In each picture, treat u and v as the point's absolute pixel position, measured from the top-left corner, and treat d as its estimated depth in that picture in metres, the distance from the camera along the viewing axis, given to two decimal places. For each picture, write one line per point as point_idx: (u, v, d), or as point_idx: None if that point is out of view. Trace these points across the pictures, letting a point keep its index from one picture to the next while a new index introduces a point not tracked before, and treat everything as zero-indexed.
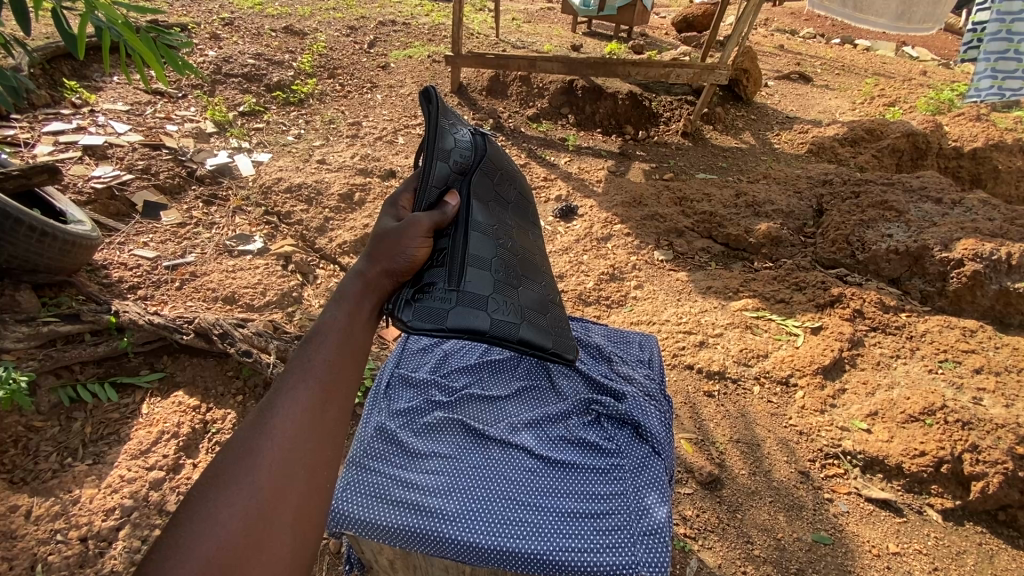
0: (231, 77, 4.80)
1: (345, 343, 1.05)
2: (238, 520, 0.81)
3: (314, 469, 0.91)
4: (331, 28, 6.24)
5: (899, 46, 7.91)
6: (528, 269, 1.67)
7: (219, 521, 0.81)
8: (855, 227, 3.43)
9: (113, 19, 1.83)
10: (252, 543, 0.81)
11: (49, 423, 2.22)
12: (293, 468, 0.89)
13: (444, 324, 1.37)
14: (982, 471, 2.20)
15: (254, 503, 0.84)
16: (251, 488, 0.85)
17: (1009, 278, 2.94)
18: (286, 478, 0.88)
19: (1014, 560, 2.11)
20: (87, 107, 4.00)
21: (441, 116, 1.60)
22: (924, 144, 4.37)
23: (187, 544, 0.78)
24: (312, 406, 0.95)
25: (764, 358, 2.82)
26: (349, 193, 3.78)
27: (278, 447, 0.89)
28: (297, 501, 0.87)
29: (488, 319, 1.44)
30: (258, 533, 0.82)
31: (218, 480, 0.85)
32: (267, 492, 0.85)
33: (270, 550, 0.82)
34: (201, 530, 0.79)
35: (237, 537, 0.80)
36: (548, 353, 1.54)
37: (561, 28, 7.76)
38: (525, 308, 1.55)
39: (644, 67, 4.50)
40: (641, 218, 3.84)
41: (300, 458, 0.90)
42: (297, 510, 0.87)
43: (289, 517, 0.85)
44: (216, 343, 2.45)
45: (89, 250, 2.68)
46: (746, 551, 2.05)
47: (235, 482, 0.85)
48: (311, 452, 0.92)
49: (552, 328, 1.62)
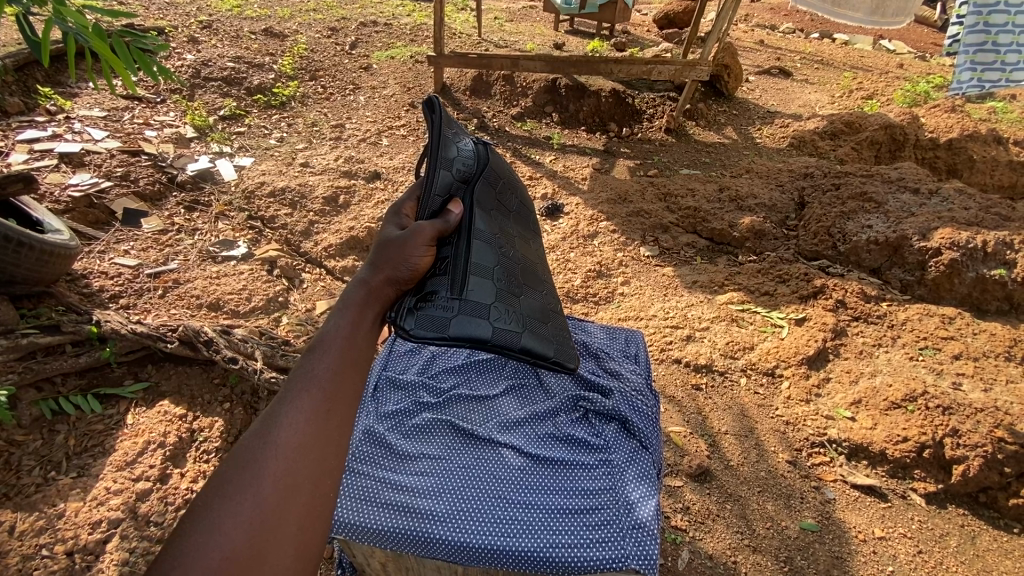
0: (210, 81, 4.73)
1: (348, 353, 1.04)
2: (242, 529, 0.81)
3: (317, 478, 0.90)
4: (310, 29, 6.18)
5: (875, 41, 8.06)
6: (528, 277, 1.67)
7: (225, 531, 0.81)
8: (836, 219, 3.48)
9: (81, 26, 1.78)
10: (256, 555, 0.81)
11: (32, 437, 2.19)
12: (298, 479, 0.88)
13: (446, 333, 1.37)
14: (962, 454, 2.25)
15: (258, 513, 0.83)
16: (254, 499, 0.84)
17: (984, 265, 3.01)
18: (290, 487, 0.87)
19: (995, 541, 2.16)
20: (62, 114, 3.93)
21: (444, 125, 1.62)
22: (901, 135, 4.44)
23: (190, 555, 0.78)
24: (314, 416, 0.94)
25: (749, 350, 2.86)
26: (334, 196, 3.76)
27: (282, 457, 0.89)
28: (301, 511, 0.87)
29: (490, 328, 1.43)
30: (261, 544, 0.82)
31: (220, 492, 0.84)
32: (270, 503, 0.85)
33: (273, 561, 0.82)
34: (205, 541, 0.79)
35: (242, 548, 0.80)
36: (548, 361, 1.53)
37: (543, 26, 7.80)
38: (526, 317, 1.55)
39: (626, 64, 4.50)
40: (627, 215, 3.86)
41: (303, 467, 0.89)
42: (301, 520, 0.86)
43: (293, 529, 0.85)
44: (201, 351, 2.43)
45: (68, 259, 2.63)
46: (737, 541, 2.08)
47: (243, 490, 0.84)
48: (315, 460, 0.91)
49: (555, 337, 1.61)
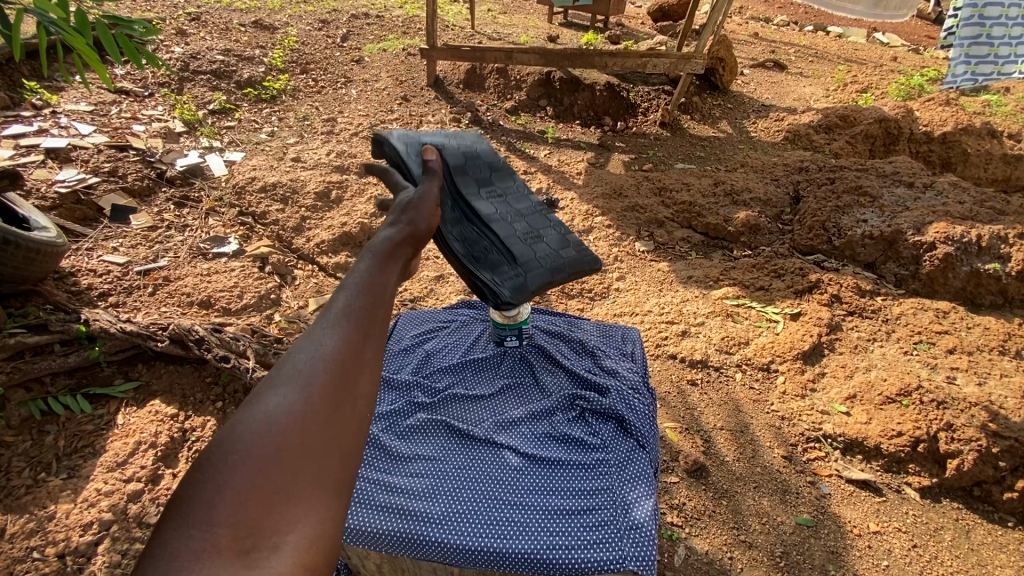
0: (199, 74, 4.66)
1: (381, 284, 1.02)
2: (291, 428, 0.78)
3: (359, 392, 0.87)
4: (301, 22, 6.10)
5: (869, 33, 8.05)
6: (534, 215, 1.84)
7: (273, 427, 0.77)
8: (832, 213, 3.47)
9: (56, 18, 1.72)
10: (305, 453, 0.77)
11: (20, 438, 2.16)
12: (342, 388, 0.85)
13: (529, 289, 1.65)
14: (956, 449, 2.28)
15: (304, 415, 0.80)
16: (300, 399, 0.81)
17: (978, 260, 3.04)
18: (334, 395, 0.84)
19: (989, 534, 2.17)
20: (48, 109, 3.86)
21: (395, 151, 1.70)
22: (896, 129, 4.45)
23: (243, 444, 0.75)
24: (353, 333, 0.91)
25: (744, 345, 2.85)
26: (326, 191, 3.71)
27: (324, 366, 0.86)
28: (346, 418, 0.83)
29: (547, 271, 1.68)
30: (310, 444, 0.78)
31: (265, 394, 0.81)
32: (317, 407, 0.81)
33: (322, 463, 0.78)
34: (254, 435, 0.76)
35: (291, 445, 0.76)
36: (587, 270, 1.76)
37: (537, 18, 7.74)
38: (555, 246, 1.77)
39: (621, 58, 4.46)
40: (622, 209, 3.83)
41: (345, 378, 0.86)
42: (347, 428, 0.83)
43: (336, 445, 0.80)
44: (192, 349, 2.40)
45: (55, 257, 2.58)
46: (733, 537, 2.08)
47: (288, 391, 0.81)
48: (358, 373, 0.88)
49: (576, 244, 1.81)
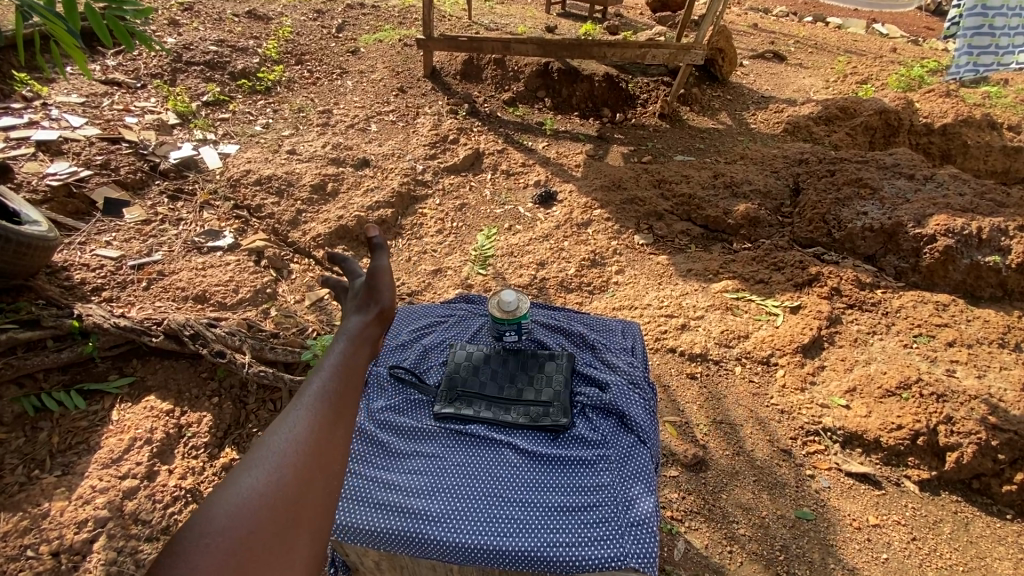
0: (192, 65, 4.59)
1: (340, 382, 1.39)
2: (265, 501, 1.09)
3: (323, 468, 1.21)
4: (296, 12, 6.01)
5: (868, 24, 7.98)
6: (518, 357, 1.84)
7: (251, 500, 1.08)
8: (832, 206, 3.44)
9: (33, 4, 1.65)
10: (279, 519, 1.08)
11: (14, 435, 2.13)
12: (309, 467, 1.19)
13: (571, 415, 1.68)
14: (956, 442, 2.27)
15: (277, 490, 1.12)
16: (272, 477, 1.13)
17: (979, 252, 3.02)
18: (302, 473, 1.17)
19: (987, 527, 2.18)
20: (39, 100, 3.81)
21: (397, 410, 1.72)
22: (896, 121, 4.41)
23: (226, 513, 1.05)
24: (316, 424, 1.26)
25: (743, 338, 2.84)
26: (322, 183, 3.67)
27: (292, 451, 1.19)
28: (311, 489, 1.16)
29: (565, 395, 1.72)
30: (281, 512, 1.10)
31: (245, 473, 1.13)
32: (287, 483, 1.14)
33: (293, 525, 1.10)
34: (234, 507, 1.06)
35: (266, 513, 1.08)
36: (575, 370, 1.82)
37: (535, 8, 7.64)
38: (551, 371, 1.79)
39: (620, 48, 4.41)
40: (621, 202, 3.80)
41: (311, 460, 1.20)
42: (312, 496, 1.16)
43: (303, 510, 1.12)
44: (187, 344, 2.38)
45: (46, 251, 2.53)
46: (731, 531, 2.07)
47: (265, 470, 1.14)
48: (320, 455, 1.22)
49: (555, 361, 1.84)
